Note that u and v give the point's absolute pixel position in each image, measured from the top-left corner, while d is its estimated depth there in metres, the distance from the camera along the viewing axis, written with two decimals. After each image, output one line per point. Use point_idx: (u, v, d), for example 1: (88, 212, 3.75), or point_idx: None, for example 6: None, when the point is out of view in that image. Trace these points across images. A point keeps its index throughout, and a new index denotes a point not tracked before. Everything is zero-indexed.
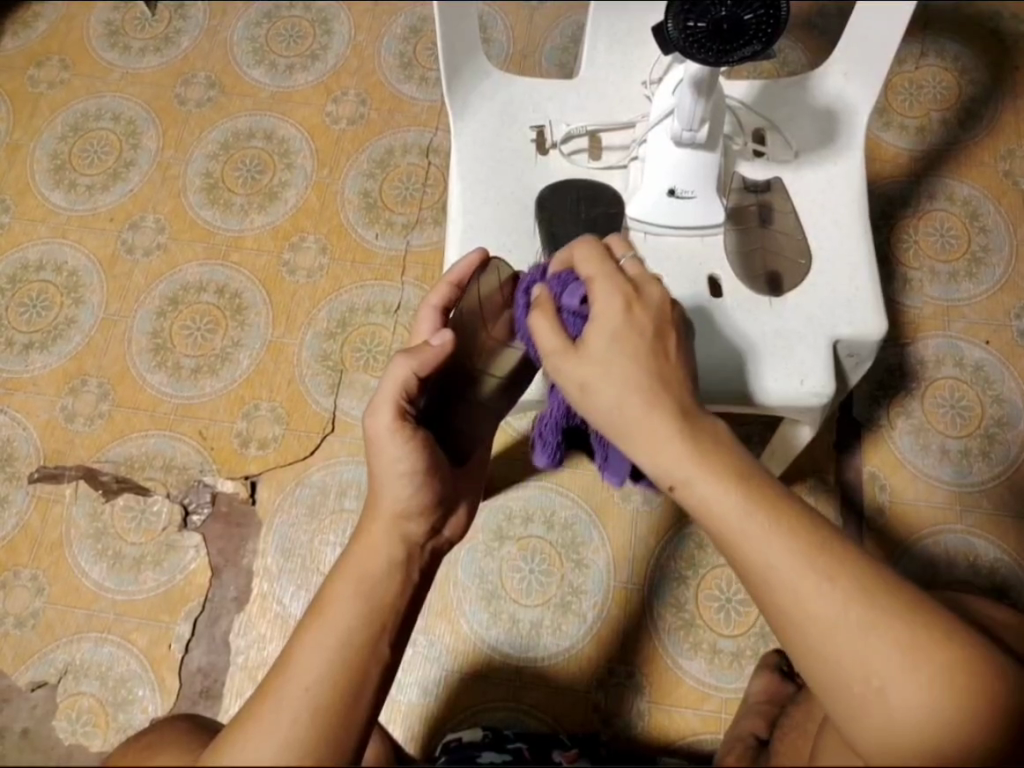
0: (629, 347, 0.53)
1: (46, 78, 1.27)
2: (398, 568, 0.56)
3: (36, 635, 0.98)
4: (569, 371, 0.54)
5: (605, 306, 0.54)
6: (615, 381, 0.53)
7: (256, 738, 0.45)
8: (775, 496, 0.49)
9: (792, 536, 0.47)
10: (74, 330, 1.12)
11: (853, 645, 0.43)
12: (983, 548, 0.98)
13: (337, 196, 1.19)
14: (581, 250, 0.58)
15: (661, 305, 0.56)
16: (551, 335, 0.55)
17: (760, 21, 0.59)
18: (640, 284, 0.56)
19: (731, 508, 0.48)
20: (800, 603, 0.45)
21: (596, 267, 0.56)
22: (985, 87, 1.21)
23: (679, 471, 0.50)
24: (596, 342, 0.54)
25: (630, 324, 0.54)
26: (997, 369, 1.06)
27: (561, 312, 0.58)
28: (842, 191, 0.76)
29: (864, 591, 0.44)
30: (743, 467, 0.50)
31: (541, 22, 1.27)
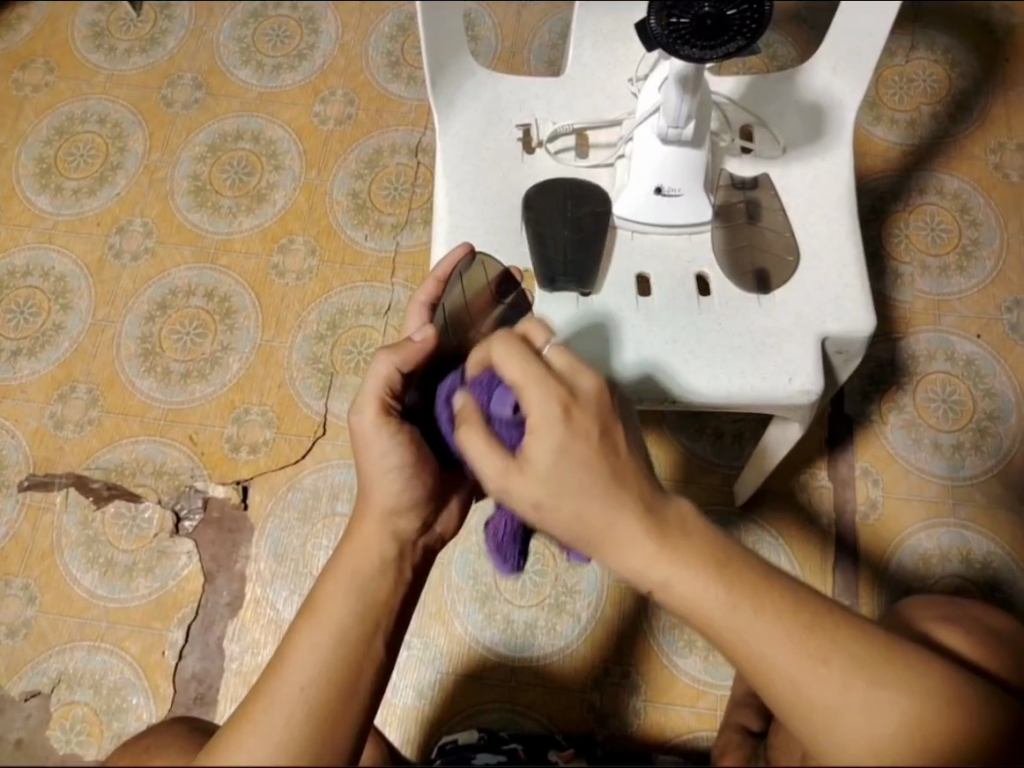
0: (576, 459, 0.47)
1: (31, 82, 1.26)
2: (390, 567, 0.55)
3: (28, 644, 0.97)
4: (517, 488, 0.48)
5: (541, 415, 0.47)
6: (572, 498, 0.47)
7: (248, 741, 0.44)
8: (755, 581, 0.45)
9: (782, 626, 0.44)
10: (62, 335, 1.12)
11: (859, 724, 0.42)
12: (977, 542, 0.98)
13: (326, 197, 1.18)
14: (502, 351, 0.50)
15: (598, 400, 0.48)
16: (488, 457, 0.49)
17: (744, 16, 0.58)
18: (572, 378, 0.49)
19: (717, 609, 0.44)
20: (802, 693, 0.43)
21: (523, 372, 0.48)
22: (974, 80, 1.21)
23: (654, 573, 0.46)
24: (540, 455, 0.47)
25: (571, 429, 0.47)
26: (989, 362, 1.06)
27: (493, 423, 0.54)
28: (831, 186, 0.75)
29: (859, 663, 0.43)
30: (723, 550, 0.46)
31: (529, 20, 1.26)
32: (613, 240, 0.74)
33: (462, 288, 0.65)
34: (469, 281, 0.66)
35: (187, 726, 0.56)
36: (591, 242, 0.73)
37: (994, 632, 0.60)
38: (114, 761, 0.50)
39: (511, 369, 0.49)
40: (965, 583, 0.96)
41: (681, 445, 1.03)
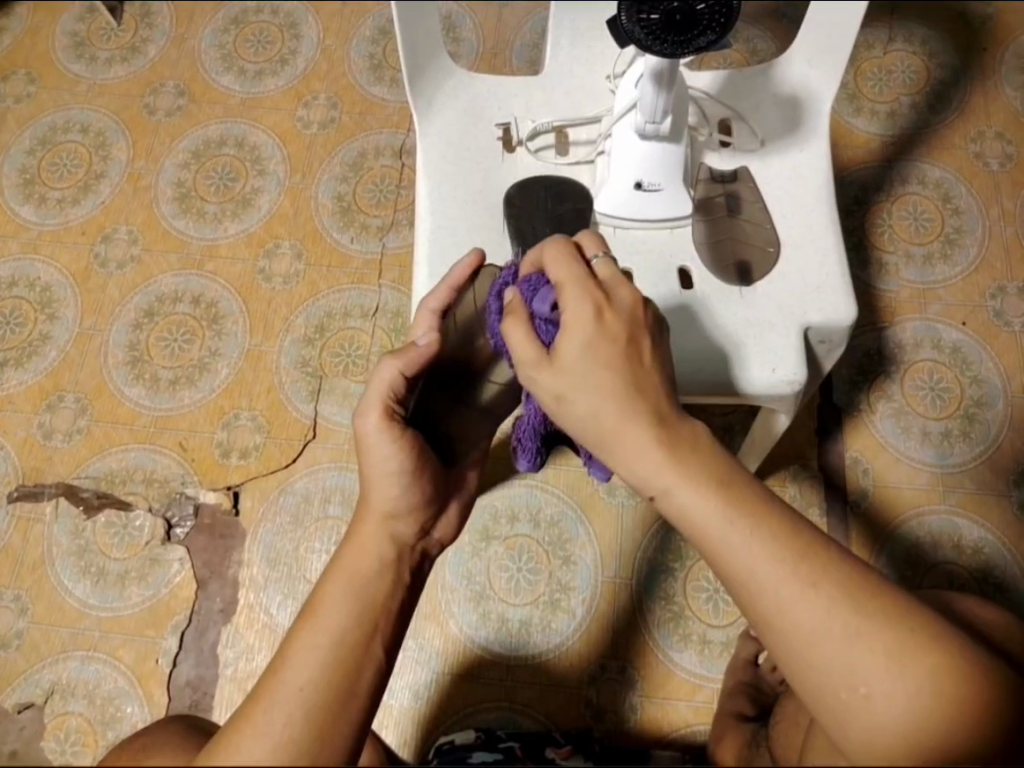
0: (604, 357, 0.51)
1: (12, 93, 1.26)
2: (388, 569, 0.56)
3: (22, 655, 0.97)
4: (545, 382, 0.52)
5: (575, 315, 0.52)
6: (592, 390, 0.51)
7: (248, 742, 0.44)
8: (753, 498, 0.49)
9: (772, 539, 0.47)
10: (49, 345, 1.11)
11: (841, 654, 0.43)
12: (968, 528, 0.98)
13: (312, 200, 1.18)
14: (551, 254, 0.56)
15: (632, 310, 0.53)
16: (524, 345, 0.53)
17: (713, 11, 0.58)
18: (610, 287, 0.54)
19: (711, 517, 0.48)
20: (785, 612, 0.45)
21: (564, 272, 0.54)
22: (954, 69, 1.21)
23: (657, 480, 0.50)
24: (570, 349, 0.52)
25: (600, 330, 0.52)
26: (975, 349, 1.06)
27: (533, 320, 0.56)
28: (810, 178, 0.76)
29: (847, 596, 0.45)
30: (723, 468, 0.50)
31: (510, 20, 1.27)
32: (595, 237, 0.74)
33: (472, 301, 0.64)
34: (480, 292, 0.64)
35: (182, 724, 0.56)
36: (573, 239, 0.73)
37: (984, 629, 0.60)
38: (111, 761, 0.51)
39: (558, 269, 0.54)
40: (957, 570, 0.96)
41: None
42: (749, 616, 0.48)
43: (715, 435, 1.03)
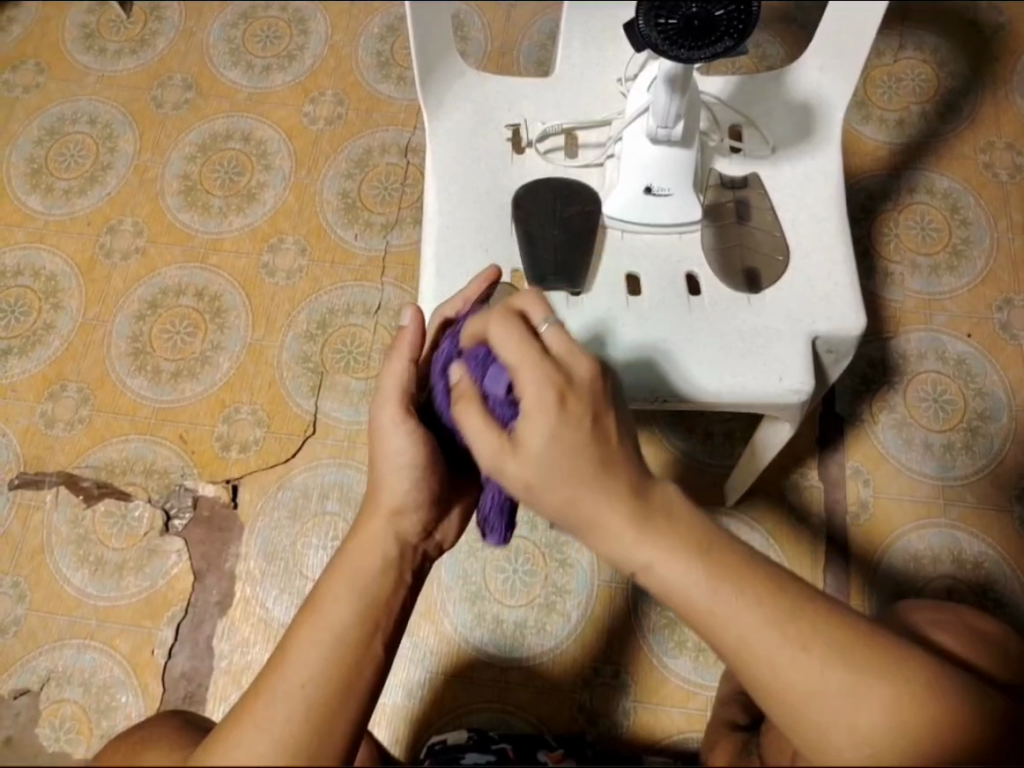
0: (569, 444, 0.48)
1: (21, 82, 1.26)
2: (391, 567, 0.55)
3: (18, 643, 0.97)
4: (512, 471, 0.49)
5: (536, 399, 0.48)
6: (561, 483, 0.48)
7: (247, 737, 0.45)
8: (737, 560, 0.47)
9: (761, 604, 0.45)
10: (53, 334, 1.11)
11: (838, 709, 0.43)
12: (968, 542, 0.98)
13: (317, 196, 1.18)
14: (497, 332, 0.52)
15: (593, 386, 0.50)
16: (483, 435, 0.50)
17: (731, 16, 0.58)
18: (568, 364, 0.50)
19: (696, 591, 0.46)
20: (779, 675, 0.44)
21: (518, 355, 0.50)
22: (964, 80, 1.21)
23: (637, 557, 0.47)
24: (533, 439, 0.48)
25: (564, 417, 0.48)
26: (979, 362, 1.06)
27: (488, 402, 0.54)
28: (821, 186, 0.75)
29: (843, 652, 0.44)
30: (707, 540, 0.48)
31: (518, 20, 1.26)
32: (603, 240, 0.74)
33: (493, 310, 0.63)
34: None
35: (180, 718, 0.56)
36: (580, 242, 0.73)
37: (979, 638, 0.59)
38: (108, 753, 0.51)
39: (507, 350, 0.51)
40: (955, 584, 0.96)
41: (671, 443, 1.03)
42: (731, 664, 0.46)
43: (715, 441, 1.03)
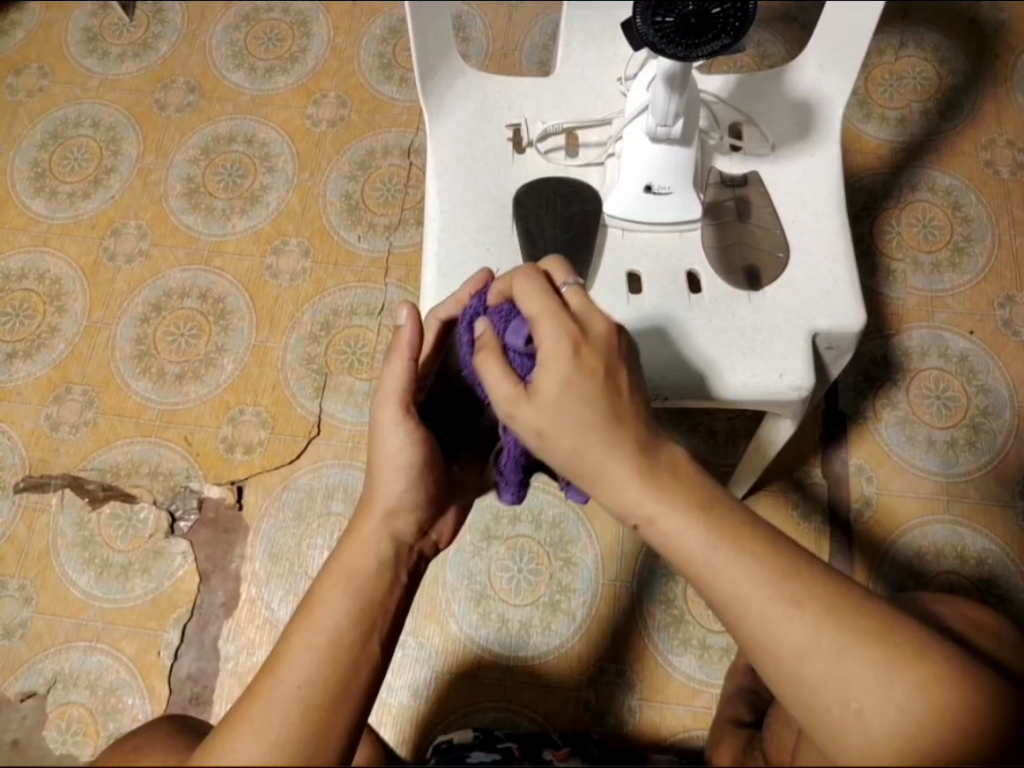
0: (585, 392, 0.48)
1: (25, 86, 1.26)
2: (386, 567, 0.56)
3: (24, 645, 0.97)
4: (525, 418, 0.50)
5: (551, 349, 0.50)
6: (574, 417, 0.48)
7: (245, 742, 0.45)
8: (741, 520, 0.48)
9: (754, 561, 0.46)
10: (58, 338, 1.12)
11: (828, 668, 0.43)
12: (971, 538, 0.98)
13: (319, 198, 1.18)
14: (519, 286, 0.53)
15: (608, 341, 0.51)
16: (499, 382, 0.51)
17: (728, 14, 0.58)
18: (585, 320, 0.51)
19: (696, 544, 0.47)
20: (772, 633, 0.44)
21: (536, 307, 0.51)
22: (965, 77, 1.21)
23: (639, 509, 0.48)
24: (549, 385, 0.49)
25: (580, 366, 0.49)
26: (982, 358, 1.06)
27: (508, 353, 0.54)
28: (820, 183, 0.76)
29: (834, 613, 0.44)
30: (711, 496, 0.49)
31: (520, 21, 1.27)
32: (604, 239, 0.74)
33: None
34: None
35: (174, 725, 0.56)
36: (580, 240, 0.73)
37: (982, 629, 0.59)
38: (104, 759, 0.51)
39: (528, 302, 0.52)
40: (959, 579, 0.96)
41: (674, 441, 1.04)
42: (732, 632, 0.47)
43: (718, 439, 1.03)
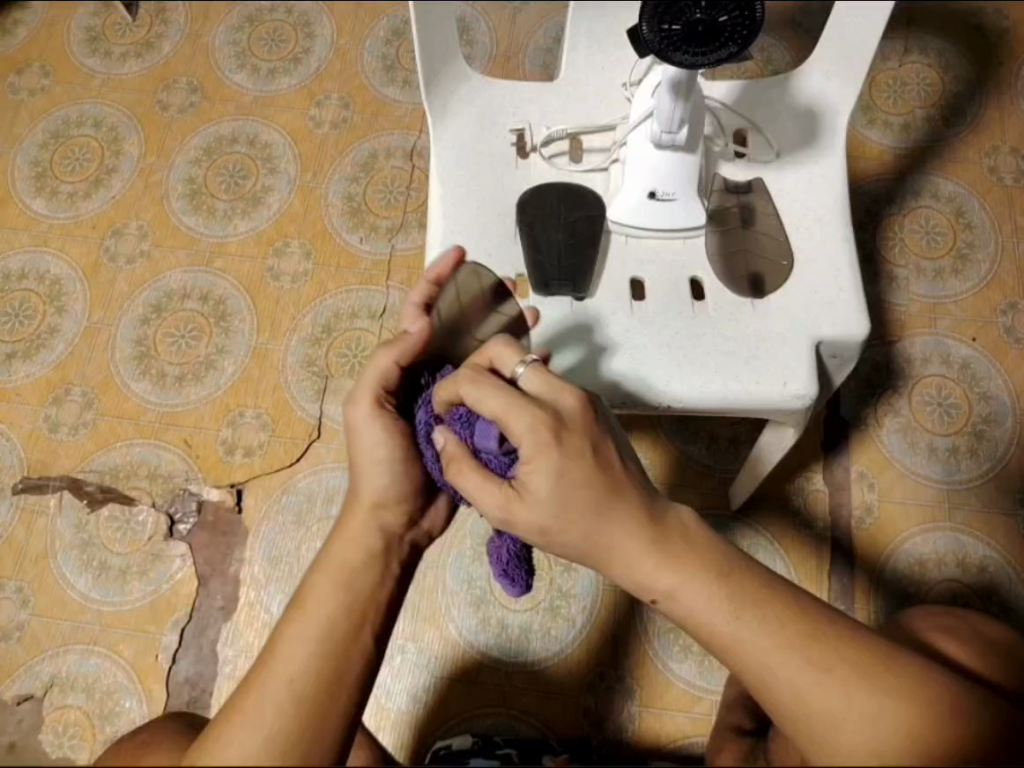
0: (576, 481, 0.48)
1: (27, 85, 1.26)
2: (376, 559, 0.55)
3: (22, 648, 0.97)
4: (524, 518, 0.50)
5: (529, 442, 0.48)
6: (575, 519, 0.48)
7: (239, 735, 0.44)
8: (760, 583, 0.47)
9: (781, 628, 0.45)
10: (57, 338, 1.11)
11: (861, 729, 0.42)
12: (972, 546, 0.98)
13: (322, 200, 1.18)
14: (470, 392, 0.51)
15: (582, 418, 0.50)
16: (489, 489, 0.51)
17: (735, 22, 0.58)
18: (553, 400, 0.50)
19: (719, 620, 0.46)
20: (801, 697, 0.44)
21: (501, 406, 0.49)
22: (969, 84, 1.21)
23: (659, 585, 0.48)
24: (539, 485, 0.48)
25: (565, 454, 0.48)
26: (985, 366, 1.06)
27: (484, 456, 0.54)
28: (825, 190, 0.75)
29: (863, 674, 0.44)
30: (727, 566, 0.48)
31: (524, 23, 1.26)
32: (608, 245, 0.74)
33: (456, 293, 0.64)
34: (464, 285, 0.64)
35: (182, 722, 0.56)
36: (584, 246, 0.72)
37: (987, 643, 0.59)
38: (110, 758, 0.51)
39: (488, 404, 0.50)
40: (960, 588, 0.96)
41: (676, 447, 1.03)
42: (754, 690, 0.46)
43: (720, 446, 1.03)
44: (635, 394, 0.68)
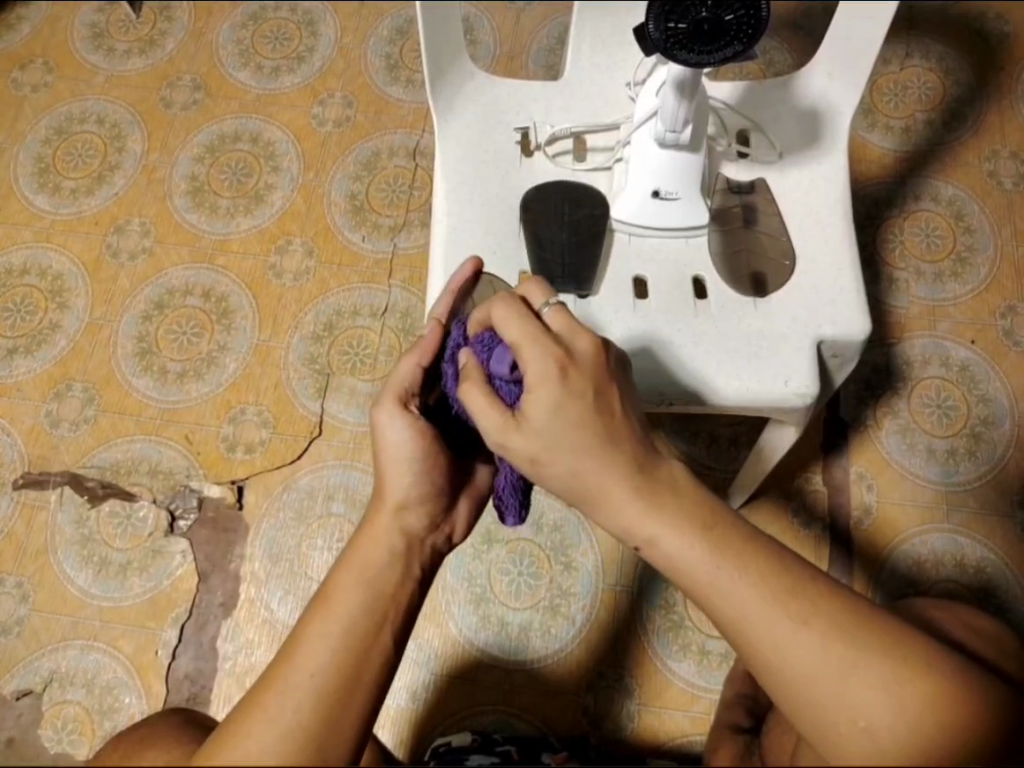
0: (574, 416, 0.50)
1: (30, 81, 1.26)
2: (398, 560, 0.55)
3: (21, 643, 0.97)
4: (515, 445, 0.51)
5: (539, 374, 0.51)
6: (564, 451, 0.50)
7: (259, 728, 0.44)
8: (745, 536, 0.48)
9: (760, 582, 0.46)
10: (59, 334, 1.12)
11: (834, 682, 0.43)
12: (971, 546, 0.98)
13: (325, 198, 1.18)
14: (500, 315, 0.54)
15: (595, 359, 0.52)
16: (488, 413, 0.52)
17: (741, 21, 0.59)
18: (569, 340, 0.52)
19: (700, 565, 0.47)
20: (779, 652, 0.44)
21: (520, 332, 0.52)
22: (970, 87, 1.22)
23: (644, 530, 0.49)
24: (538, 412, 0.50)
25: (568, 390, 0.50)
26: (983, 367, 1.06)
27: (494, 380, 0.55)
28: (827, 191, 0.76)
29: (842, 629, 0.44)
30: (711, 513, 0.49)
31: (527, 24, 1.27)
32: (611, 244, 0.74)
33: (473, 305, 0.66)
34: (480, 297, 0.66)
35: (183, 716, 0.56)
36: (588, 243, 0.73)
37: (977, 634, 0.59)
38: (111, 750, 0.51)
39: (508, 330, 0.53)
40: (956, 588, 0.96)
41: (675, 447, 1.04)
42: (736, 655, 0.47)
43: (720, 446, 1.04)
44: (638, 381, 0.68)
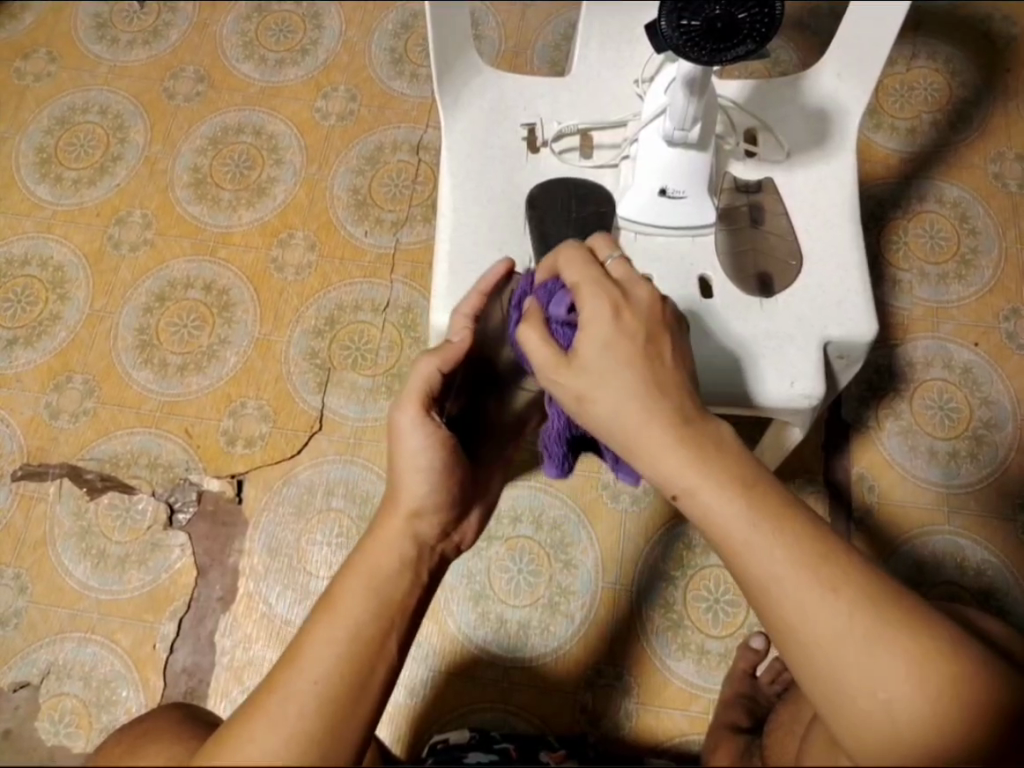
0: (623, 352, 0.53)
1: (33, 71, 1.25)
2: (408, 568, 0.54)
3: (19, 635, 0.97)
4: (566, 383, 0.54)
5: (593, 315, 0.54)
6: (614, 383, 0.52)
7: (259, 734, 0.44)
8: (780, 503, 0.48)
9: (796, 545, 0.46)
10: (59, 325, 1.11)
11: (859, 658, 0.42)
12: (971, 549, 0.98)
13: (327, 192, 1.18)
14: (564, 260, 0.57)
15: (651, 307, 0.55)
16: (540, 349, 0.55)
17: (754, 19, 0.58)
18: (627, 286, 0.55)
19: (736, 522, 0.47)
20: (805, 622, 0.43)
21: (581, 273, 0.56)
22: (976, 89, 1.22)
23: (683, 479, 0.49)
24: (589, 350, 0.53)
25: (619, 328, 0.53)
26: (986, 370, 1.06)
27: (550, 322, 0.58)
28: (835, 192, 0.76)
29: (871, 604, 0.43)
30: (750, 474, 0.49)
31: (532, 19, 1.26)
32: (616, 242, 0.74)
33: (503, 302, 0.65)
34: (509, 297, 0.65)
35: (186, 711, 0.56)
36: None
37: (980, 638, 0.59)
38: (111, 744, 0.51)
39: (572, 271, 0.56)
40: (957, 590, 0.96)
41: None
42: (754, 605, 0.47)
43: None
44: None
